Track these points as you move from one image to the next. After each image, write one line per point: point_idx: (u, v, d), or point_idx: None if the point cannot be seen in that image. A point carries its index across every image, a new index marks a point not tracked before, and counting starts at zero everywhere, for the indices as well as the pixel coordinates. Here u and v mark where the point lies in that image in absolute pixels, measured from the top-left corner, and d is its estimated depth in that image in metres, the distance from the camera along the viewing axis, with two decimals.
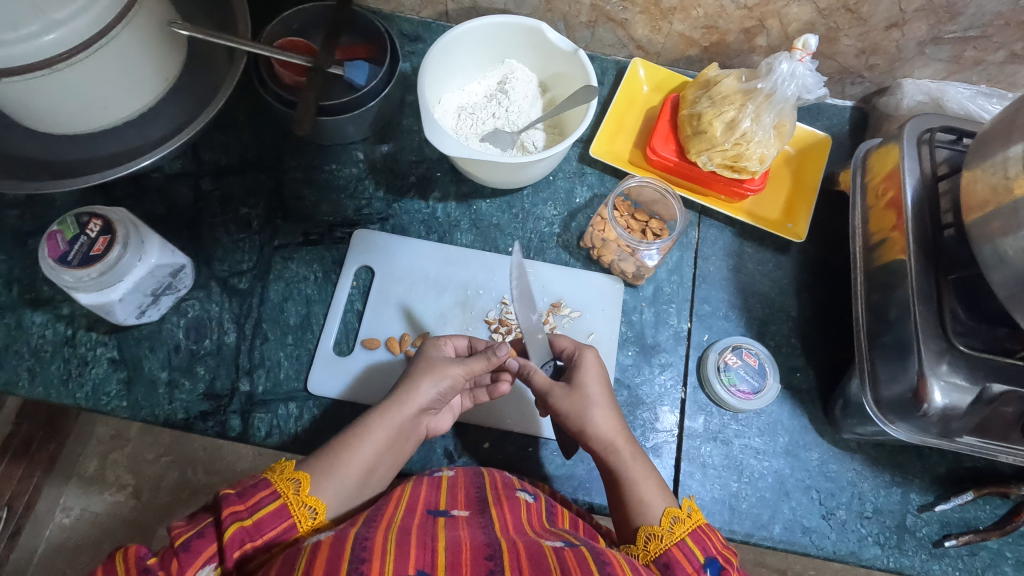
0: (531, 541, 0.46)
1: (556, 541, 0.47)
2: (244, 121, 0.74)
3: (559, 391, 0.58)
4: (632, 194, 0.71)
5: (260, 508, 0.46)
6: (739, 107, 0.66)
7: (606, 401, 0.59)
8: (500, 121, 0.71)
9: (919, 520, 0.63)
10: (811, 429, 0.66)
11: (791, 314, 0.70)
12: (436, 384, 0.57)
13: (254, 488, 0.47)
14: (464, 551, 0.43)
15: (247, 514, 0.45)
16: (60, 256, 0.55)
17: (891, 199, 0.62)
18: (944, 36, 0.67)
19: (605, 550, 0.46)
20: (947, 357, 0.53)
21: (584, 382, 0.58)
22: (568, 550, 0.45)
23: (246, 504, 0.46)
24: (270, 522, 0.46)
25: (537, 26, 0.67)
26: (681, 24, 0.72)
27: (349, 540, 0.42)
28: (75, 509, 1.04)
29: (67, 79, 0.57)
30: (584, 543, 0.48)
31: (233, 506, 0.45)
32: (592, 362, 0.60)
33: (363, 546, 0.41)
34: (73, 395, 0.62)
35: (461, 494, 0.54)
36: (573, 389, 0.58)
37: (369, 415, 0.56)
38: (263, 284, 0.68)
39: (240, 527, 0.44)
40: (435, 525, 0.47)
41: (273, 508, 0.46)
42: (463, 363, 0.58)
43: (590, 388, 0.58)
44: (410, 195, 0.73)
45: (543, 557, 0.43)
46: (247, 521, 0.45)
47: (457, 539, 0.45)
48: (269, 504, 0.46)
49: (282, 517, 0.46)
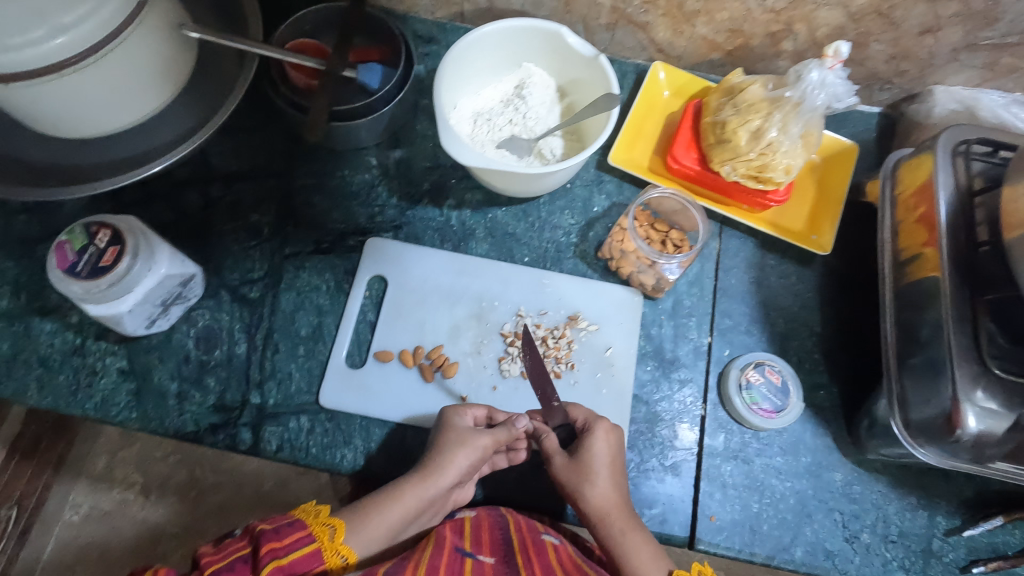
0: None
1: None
2: (254, 125, 0.72)
3: (563, 461, 0.58)
4: (653, 204, 0.69)
5: (294, 549, 0.47)
6: (765, 116, 0.64)
7: (610, 473, 0.57)
8: (517, 128, 0.69)
9: (946, 544, 0.62)
10: (834, 449, 0.64)
11: (815, 329, 0.68)
12: (468, 456, 0.56)
13: (290, 528, 0.49)
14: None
15: (283, 553, 0.46)
16: (68, 266, 0.54)
17: (923, 214, 0.59)
18: (980, 42, 0.65)
19: None
20: (982, 383, 0.51)
21: (589, 455, 0.57)
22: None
23: (281, 543, 0.47)
24: (302, 563, 0.47)
25: (557, 30, 0.65)
26: (704, 27, 0.70)
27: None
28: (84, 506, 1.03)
29: (76, 83, 0.55)
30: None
31: (271, 544, 0.46)
32: (605, 433, 0.58)
33: None
34: (82, 406, 0.62)
35: (486, 536, 0.55)
36: (576, 461, 0.57)
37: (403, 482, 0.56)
38: (274, 293, 0.66)
39: (278, 565, 0.45)
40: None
41: (306, 550, 0.48)
42: (490, 432, 0.57)
43: (596, 460, 0.57)
44: (424, 203, 0.71)
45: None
46: (284, 560, 0.46)
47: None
48: (303, 546, 0.48)
49: (314, 560, 0.48)
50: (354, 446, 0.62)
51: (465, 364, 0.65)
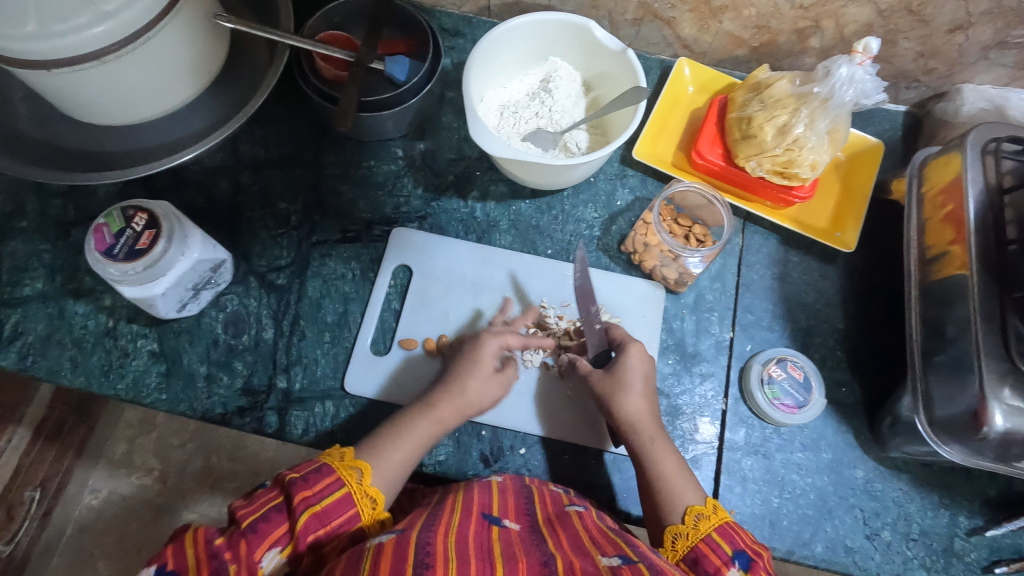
0: (586, 559, 0.45)
1: (613, 556, 0.46)
2: (283, 115, 0.73)
3: (599, 373, 0.60)
4: (677, 198, 0.69)
5: (325, 496, 0.48)
6: (792, 111, 0.64)
7: (643, 390, 0.59)
8: (543, 121, 0.70)
9: (968, 544, 0.61)
10: (856, 446, 0.64)
11: (838, 327, 0.68)
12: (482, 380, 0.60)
13: (319, 474, 0.49)
14: (521, 565, 0.44)
15: (315, 501, 0.47)
16: (105, 249, 0.55)
17: (950, 213, 0.59)
18: (1011, 40, 0.65)
19: (662, 567, 0.46)
20: (1010, 381, 0.51)
21: (622, 371, 0.59)
22: (625, 567, 0.44)
23: (312, 491, 0.48)
24: (334, 511, 0.48)
25: (585, 24, 0.66)
26: (730, 23, 0.70)
27: (411, 544, 0.43)
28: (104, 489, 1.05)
29: (115, 70, 0.56)
30: (643, 557, 0.47)
31: (302, 492, 0.47)
32: (637, 352, 0.60)
33: (425, 551, 0.42)
34: (114, 386, 0.63)
35: (512, 501, 0.54)
36: (610, 374, 0.59)
37: (401, 417, 0.57)
38: (301, 281, 0.68)
39: (311, 514, 0.47)
40: (490, 539, 0.46)
41: (337, 497, 0.49)
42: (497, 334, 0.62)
43: (632, 376, 0.59)
44: (449, 194, 0.72)
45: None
46: (316, 508, 0.47)
47: (514, 553, 0.45)
48: (334, 493, 0.49)
49: (347, 505, 0.49)
50: (377, 431, 0.63)
51: None
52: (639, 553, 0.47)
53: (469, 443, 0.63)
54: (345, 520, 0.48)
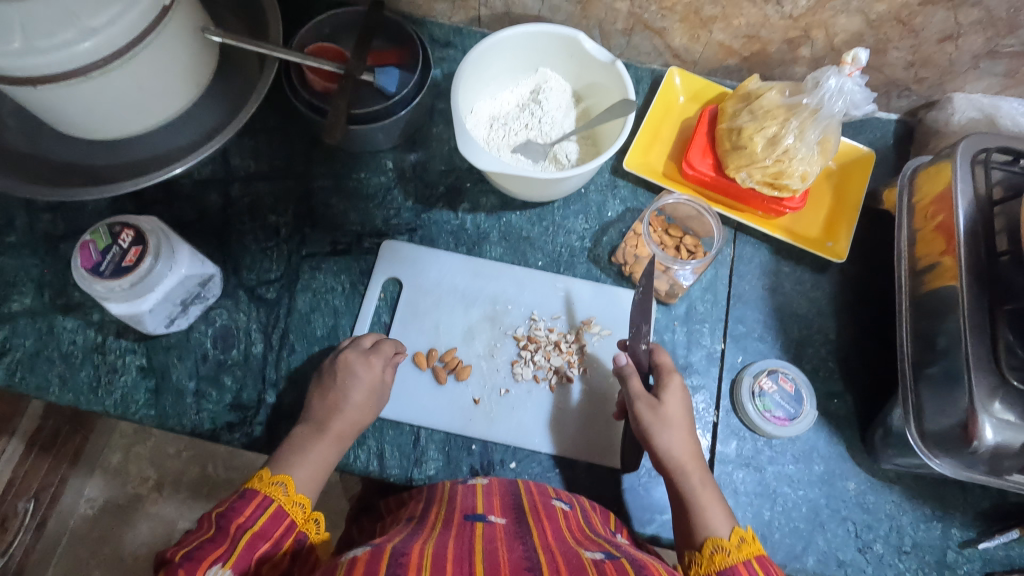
0: (571, 551, 0.45)
1: (596, 551, 0.46)
2: (272, 127, 0.73)
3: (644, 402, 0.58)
4: (668, 210, 0.69)
5: (257, 517, 0.49)
6: (782, 122, 0.64)
7: (685, 425, 0.58)
8: (533, 132, 0.70)
9: (961, 556, 0.61)
10: (848, 458, 0.64)
11: (830, 337, 0.68)
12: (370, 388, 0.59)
13: (244, 499, 0.50)
14: (502, 563, 0.42)
15: (249, 523, 0.48)
16: (92, 266, 0.55)
17: (940, 223, 0.59)
18: (1001, 50, 0.64)
19: (644, 560, 0.45)
20: (1000, 394, 0.50)
21: (668, 404, 0.58)
22: (607, 561, 0.44)
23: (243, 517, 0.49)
24: (270, 526, 0.49)
25: (574, 35, 0.65)
26: (721, 33, 0.70)
27: (385, 556, 0.42)
28: (98, 498, 1.04)
29: (102, 86, 0.56)
30: (627, 554, 0.46)
31: (235, 519, 0.48)
32: (678, 387, 0.59)
33: (399, 563, 0.41)
34: (103, 402, 0.63)
35: (497, 501, 0.54)
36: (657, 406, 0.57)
37: (304, 433, 0.57)
38: (290, 294, 0.67)
39: (249, 535, 0.48)
40: (473, 537, 0.46)
41: (269, 513, 0.50)
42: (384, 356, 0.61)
43: (675, 411, 0.58)
44: (439, 206, 0.71)
45: (583, 569, 0.42)
46: (253, 528, 0.48)
47: (495, 551, 0.44)
48: (264, 512, 0.50)
49: (281, 517, 0.50)
50: (367, 446, 0.63)
51: (477, 366, 0.66)
52: (622, 550, 0.47)
53: (459, 457, 0.63)
54: (285, 531, 0.50)
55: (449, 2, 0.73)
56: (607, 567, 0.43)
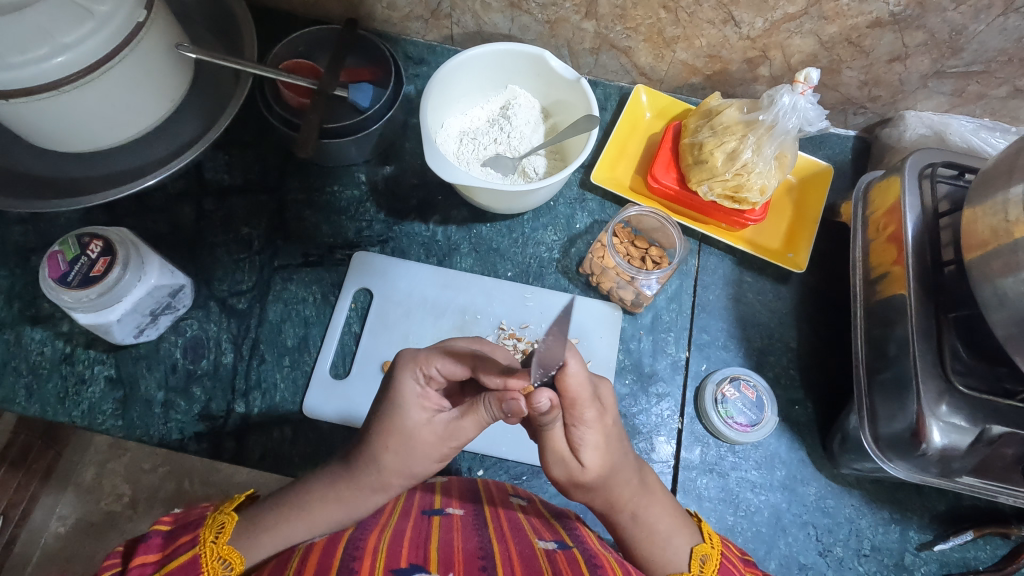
0: (524, 542, 0.47)
1: (550, 542, 0.48)
2: (246, 142, 0.74)
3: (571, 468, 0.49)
4: (633, 222, 0.71)
5: (168, 560, 0.41)
6: (741, 137, 0.66)
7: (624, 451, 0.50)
8: (502, 147, 0.72)
9: (918, 559, 0.63)
10: (809, 463, 0.66)
11: (791, 345, 0.70)
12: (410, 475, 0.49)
13: (175, 534, 0.44)
14: (456, 550, 0.44)
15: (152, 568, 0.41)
16: (60, 276, 0.56)
17: (892, 234, 0.61)
18: (947, 70, 0.67)
19: (598, 553, 0.46)
20: (946, 399, 0.52)
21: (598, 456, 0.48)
22: (560, 551, 0.46)
23: (159, 555, 0.42)
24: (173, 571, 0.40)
25: (542, 54, 0.68)
26: (684, 53, 0.72)
27: (343, 540, 0.44)
28: (72, 516, 0.77)
29: (75, 102, 0.58)
30: (579, 543, 0.48)
31: (144, 557, 0.42)
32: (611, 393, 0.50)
33: (356, 546, 0.43)
34: (70, 413, 0.63)
35: (456, 495, 0.56)
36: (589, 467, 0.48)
37: (314, 487, 0.49)
38: (261, 305, 0.68)
39: None
40: (430, 527, 0.47)
41: (182, 555, 0.41)
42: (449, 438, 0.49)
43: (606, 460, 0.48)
44: (410, 218, 0.73)
45: (535, 558, 0.44)
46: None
47: (451, 541, 0.45)
48: (180, 551, 0.42)
49: (190, 569, 0.41)
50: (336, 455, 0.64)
51: None
52: (577, 539, 0.49)
53: None
54: None
55: (423, 21, 0.76)
56: (559, 559, 0.44)
